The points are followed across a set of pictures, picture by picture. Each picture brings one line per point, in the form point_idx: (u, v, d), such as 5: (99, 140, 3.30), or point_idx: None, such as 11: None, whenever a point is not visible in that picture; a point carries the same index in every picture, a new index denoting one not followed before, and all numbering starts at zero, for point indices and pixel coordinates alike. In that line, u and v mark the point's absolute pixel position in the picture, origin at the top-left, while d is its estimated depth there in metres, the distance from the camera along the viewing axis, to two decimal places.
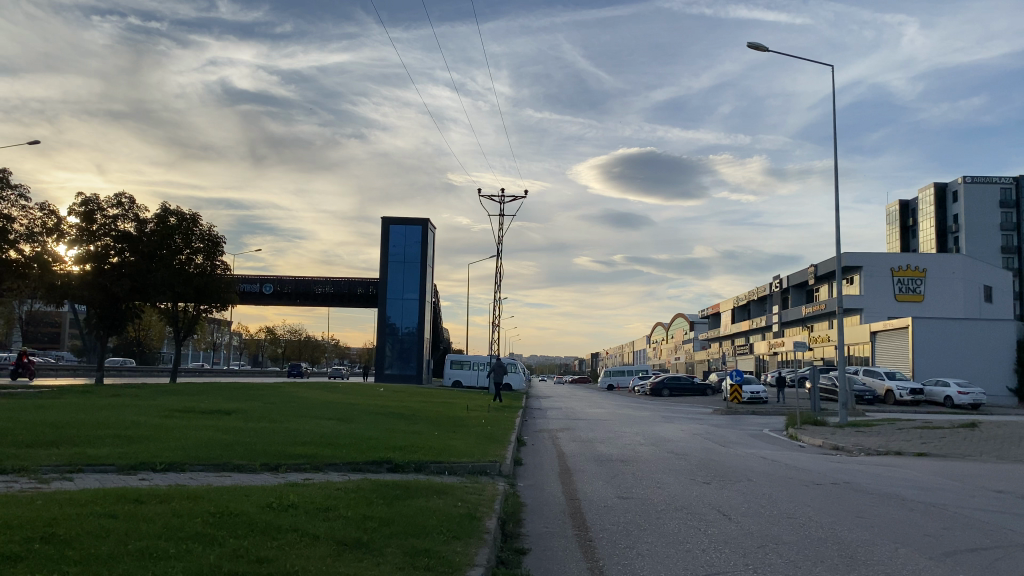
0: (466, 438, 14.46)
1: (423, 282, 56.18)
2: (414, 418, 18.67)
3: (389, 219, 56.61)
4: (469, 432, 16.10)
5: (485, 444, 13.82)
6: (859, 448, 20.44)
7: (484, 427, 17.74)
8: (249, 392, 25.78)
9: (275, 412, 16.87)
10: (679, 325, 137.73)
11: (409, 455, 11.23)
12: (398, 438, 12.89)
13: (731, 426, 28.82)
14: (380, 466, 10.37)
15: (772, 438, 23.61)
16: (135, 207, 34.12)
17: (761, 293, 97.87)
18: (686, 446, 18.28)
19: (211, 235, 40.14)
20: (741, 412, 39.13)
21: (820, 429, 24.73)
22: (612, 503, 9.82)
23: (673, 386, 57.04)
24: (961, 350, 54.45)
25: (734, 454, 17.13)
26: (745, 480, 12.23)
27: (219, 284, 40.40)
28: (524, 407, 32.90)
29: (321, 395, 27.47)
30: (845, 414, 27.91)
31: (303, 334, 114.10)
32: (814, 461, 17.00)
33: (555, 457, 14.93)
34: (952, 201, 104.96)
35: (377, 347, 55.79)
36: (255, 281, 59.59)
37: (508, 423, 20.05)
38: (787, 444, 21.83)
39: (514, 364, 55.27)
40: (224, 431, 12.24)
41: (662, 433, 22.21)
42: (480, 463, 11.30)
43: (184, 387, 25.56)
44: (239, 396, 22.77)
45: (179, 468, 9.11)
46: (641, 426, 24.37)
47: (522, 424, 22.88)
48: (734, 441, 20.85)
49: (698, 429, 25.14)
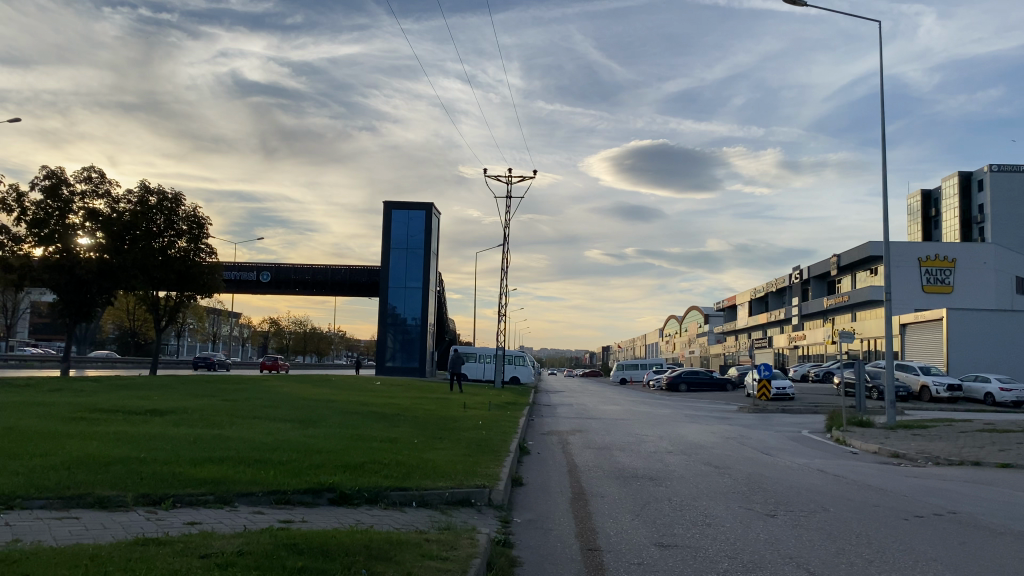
0: (456, 449, 11.49)
1: (427, 270, 53.16)
2: (397, 420, 15.69)
3: (390, 203, 53.65)
4: (458, 439, 13.08)
5: (476, 457, 10.85)
6: (925, 456, 17.29)
7: (478, 431, 14.72)
8: (218, 386, 22.80)
9: (226, 412, 13.92)
10: (693, 318, 134.53)
11: (363, 476, 8.22)
12: (366, 452, 9.86)
13: (764, 427, 25.71)
14: (316, 497, 7.44)
15: (815, 442, 20.52)
16: (106, 182, 31.13)
17: (779, 284, 94.49)
18: (721, 455, 15.31)
19: (196, 216, 37.27)
20: (768, 409, 35.90)
21: (870, 432, 21.51)
22: (650, 557, 6.72)
23: (691, 380, 53.88)
24: (997, 345, 51.08)
25: (782, 466, 14.05)
26: (821, 510, 9.13)
27: (203, 271, 37.48)
28: (533, 404, 29.95)
29: (305, 390, 24.51)
30: (893, 412, 24.63)
31: (308, 325, 111.29)
32: (883, 475, 13.89)
33: (565, 472, 11.91)
34: (977, 191, 101.24)
35: (379, 338, 52.85)
36: (254, 269, 56.56)
37: (509, 425, 17.03)
38: (836, 450, 18.76)
39: (524, 358, 52.24)
40: (127, 440, 9.26)
41: (689, 437, 19.13)
42: (463, 488, 8.32)
43: (148, 381, 22.65)
44: (200, 391, 19.80)
45: (6, 505, 6.18)
46: (664, 428, 21.32)
47: (526, 424, 19.86)
48: (777, 449, 17.72)
49: (728, 431, 22.00)
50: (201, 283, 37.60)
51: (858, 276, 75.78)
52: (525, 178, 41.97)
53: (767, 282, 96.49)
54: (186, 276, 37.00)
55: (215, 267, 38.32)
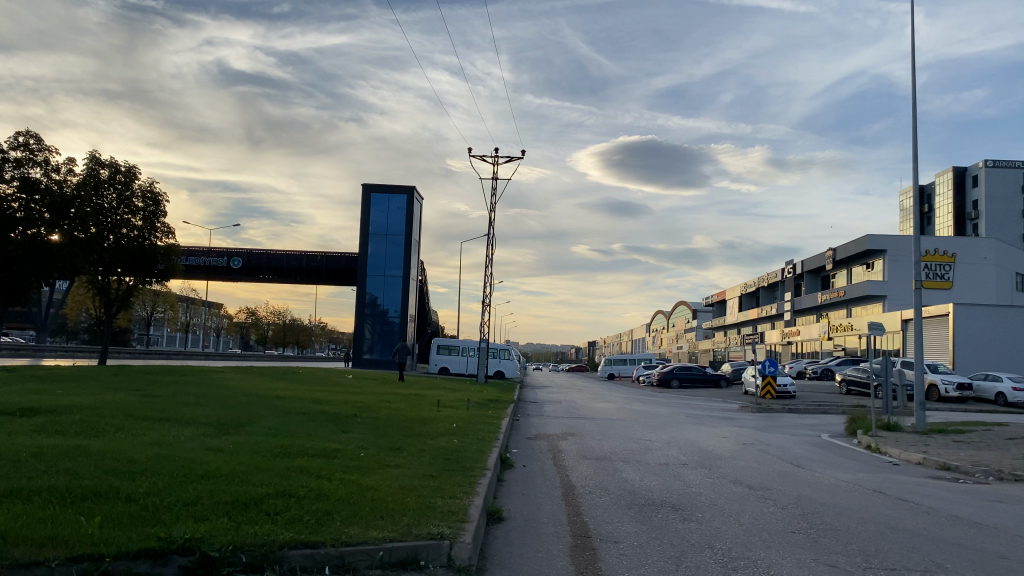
0: (417, 469, 8.62)
1: (407, 258, 50.10)
2: (350, 423, 12.70)
3: (369, 186, 50.51)
4: (420, 451, 10.12)
5: (438, 482, 7.92)
6: (982, 469, 14.41)
7: (451, 438, 11.77)
8: (154, 378, 19.80)
9: (128, 413, 10.92)
10: (681, 313, 132.09)
11: (256, 524, 5.30)
12: (277, 475, 6.94)
13: (774, 430, 22.93)
14: (162, 567, 4.52)
15: (842, 450, 17.73)
16: (44, 149, 28.08)
17: (771, 279, 91.96)
18: (745, 469, 12.49)
19: (152, 193, 34.37)
20: (772, 409, 33.20)
21: (904, 438, 18.71)
22: None
23: (684, 377, 51.29)
24: (1004, 342, 48.57)
25: (827, 486, 11.17)
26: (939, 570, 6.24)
27: (157, 253, 34.37)
28: (518, 403, 27.10)
29: (260, 383, 21.63)
30: (922, 413, 21.79)
31: (287, 316, 107.77)
32: (956, 497, 11.02)
33: (558, 496, 8.98)
34: (972, 186, 99.09)
35: (356, 329, 49.74)
36: (222, 254, 53.18)
37: (488, 429, 14.08)
38: (873, 460, 15.90)
39: (507, 351, 49.45)
40: None
41: (700, 444, 16.24)
42: (412, 540, 5.41)
43: (76, 373, 19.66)
44: (124, 385, 16.78)
45: None
46: (669, 431, 18.48)
47: (509, 427, 16.94)
48: (807, 460, 14.86)
49: (739, 436, 19.22)
50: (154, 266, 34.55)
51: (855, 270, 73.33)
52: (513, 159, 39.22)
53: (759, 277, 93.97)
54: (138, 257, 33.96)
55: (171, 249, 35.22)
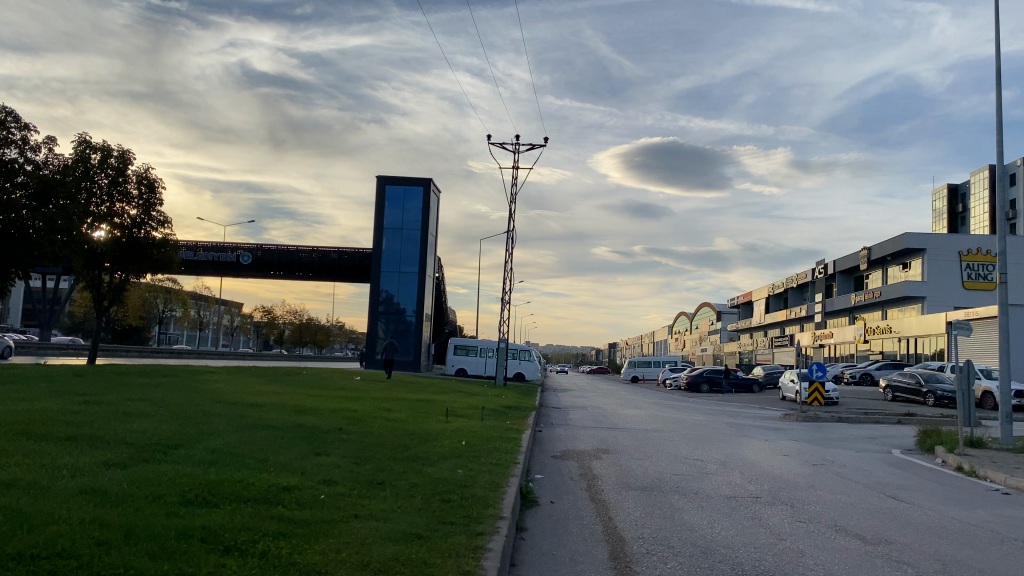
0: (397, 524, 5.85)
1: (424, 254, 47.46)
2: (332, 442, 9.93)
3: (384, 177, 47.91)
4: (408, 488, 7.30)
5: (427, 551, 5.14)
6: None
7: (455, 464, 8.97)
8: (122, 381, 17.21)
9: (28, 429, 8.25)
10: (705, 314, 128.58)
11: None
12: (152, 550, 4.30)
13: (832, 443, 19.98)
14: None
15: (929, 472, 14.77)
16: (22, 127, 25.81)
17: (801, 279, 88.39)
18: (840, 507, 9.60)
19: (148, 178, 31.88)
20: (818, 416, 30.18)
21: (1002, 459, 15.63)
22: None
23: (714, 381, 48.26)
24: None
25: (955, 535, 8.33)
26: None
27: (149, 243, 31.73)
28: (541, 410, 24.32)
29: (249, 387, 19.00)
30: (1007, 426, 18.64)
31: (303, 316, 105.46)
32: None
33: (608, 565, 6.19)
34: (1010, 185, 94.80)
35: (369, 327, 47.15)
36: (232, 249, 51.02)
37: (504, 447, 11.33)
38: (976, 488, 12.92)
39: (527, 352, 46.64)
40: None
41: (762, 463, 13.41)
42: None
43: (34, 373, 17.08)
44: (75, 388, 14.15)
45: None
46: (720, 448, 15.68)
47: (530, 440, 14.16)
48: (901, 488, 11.83)
49: (800, 453, 16.21)
50: (148, 257, 31.90)
51: (891, 270, 69.76)
52: (533, 147, 36.29)
53: (789, 278, 90.42)
54: (130, 249, 31.35)
55: (169, 240, 32.58)
